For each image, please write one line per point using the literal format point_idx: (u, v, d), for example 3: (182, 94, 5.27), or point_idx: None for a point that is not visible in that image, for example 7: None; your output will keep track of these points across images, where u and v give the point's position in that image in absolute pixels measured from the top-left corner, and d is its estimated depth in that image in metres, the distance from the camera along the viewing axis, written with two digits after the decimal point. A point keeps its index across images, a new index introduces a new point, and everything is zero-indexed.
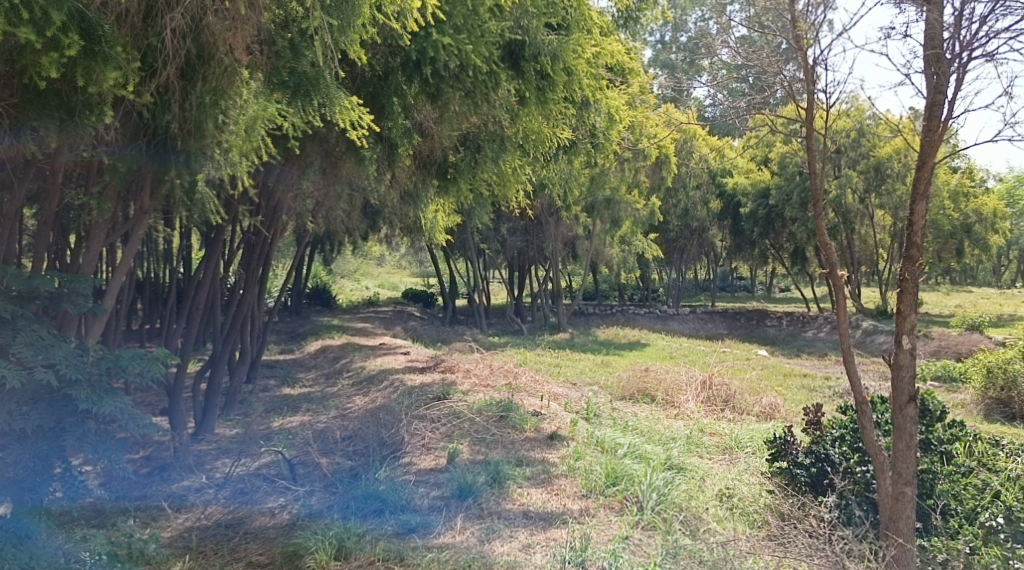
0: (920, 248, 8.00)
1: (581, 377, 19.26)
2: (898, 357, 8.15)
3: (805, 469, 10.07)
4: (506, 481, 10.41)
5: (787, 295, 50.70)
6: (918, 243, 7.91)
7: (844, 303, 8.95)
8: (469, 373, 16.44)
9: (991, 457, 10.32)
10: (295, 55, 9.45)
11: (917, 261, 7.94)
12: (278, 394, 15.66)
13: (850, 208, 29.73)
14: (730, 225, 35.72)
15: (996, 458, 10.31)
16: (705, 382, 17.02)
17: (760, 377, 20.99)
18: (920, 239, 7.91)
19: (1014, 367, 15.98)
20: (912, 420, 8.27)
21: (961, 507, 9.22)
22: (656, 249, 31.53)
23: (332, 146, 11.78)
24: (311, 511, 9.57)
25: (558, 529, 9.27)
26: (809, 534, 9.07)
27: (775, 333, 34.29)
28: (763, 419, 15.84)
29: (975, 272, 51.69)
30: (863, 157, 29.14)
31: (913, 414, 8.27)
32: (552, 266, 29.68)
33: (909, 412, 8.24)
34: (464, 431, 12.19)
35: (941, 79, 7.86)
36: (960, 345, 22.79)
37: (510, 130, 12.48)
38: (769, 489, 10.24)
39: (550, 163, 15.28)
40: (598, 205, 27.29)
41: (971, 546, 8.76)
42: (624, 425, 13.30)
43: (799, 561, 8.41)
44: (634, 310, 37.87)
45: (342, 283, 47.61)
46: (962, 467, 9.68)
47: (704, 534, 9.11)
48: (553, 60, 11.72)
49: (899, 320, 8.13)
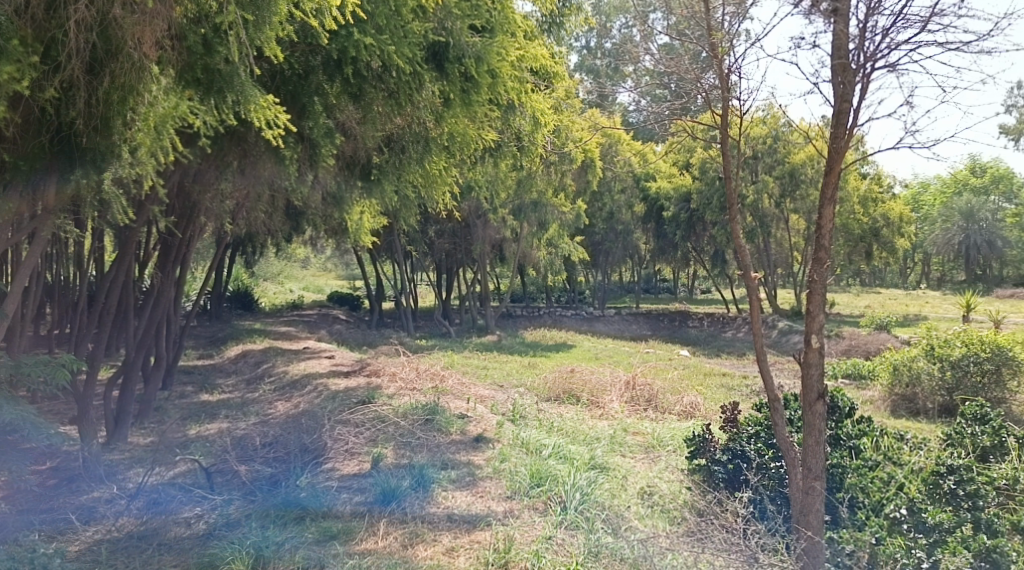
0: (828, 250, 8.41)
1: (508, 379, 19.50)
2: (806, 356, 8.54)
3: (723, 466, 10.49)
4: (431, 486, 10.64)
5: (708, 297, 51.72)
6: (825, 246, 8.32)
7: (756, 301, 9.34)
8: (394, 377, 16.58)
9: (896, 451, 10.83)
10: (208, 50, 9.58)
11: (825, 263, 8.37)
12: (197, 402, 15.62)
13: (766, 212, 30.76)
14: (654, 228, 36.30)
15: (900, 452, 10.80)
16: (629, 382, 17.45)
17: (680, 377, 21.52)
18: (827, 242, 8.32)
19: (917, 365, 16.56)
20: (821, 416, 8.65)
21: (867, 499, 9.44)
22: (582, 252, 31.98)
23: (253, 149, 11.87)
24: (229, 520, 9.66)
25: (482, 530, 9.54)
26: (727, 531, 9.42)
27: (697, 333, 34.99)
28: (684, 418, 16.26)
29: (883, 274, 53.13)
30: (779, 162, 29.89)
31: (822, 411, 8.66)
32: (480, 268, 29.96)
33: (818, 409, 8.62)
34: (389, 435, 12.38)
35: (846, 88, 8.28)
36: (868, 344, 23.59)
37: (434, 132, 12.60)
38: (686, 487, 10.63)
39: (476, 164, 15.48)
40: (525, 208, 27.66)
41: (877, 537, 8.89)
42: (549, 426, 13.61)
43: (715, 557, 8.75)
44: (561, 312, 38.32)
45: (265, 286, 47.29)
46: (869, 461, 10.13)
47: (625, 530, 9.33)
48: (477, 62, 11.94)
49: (808, 319, 8.53)
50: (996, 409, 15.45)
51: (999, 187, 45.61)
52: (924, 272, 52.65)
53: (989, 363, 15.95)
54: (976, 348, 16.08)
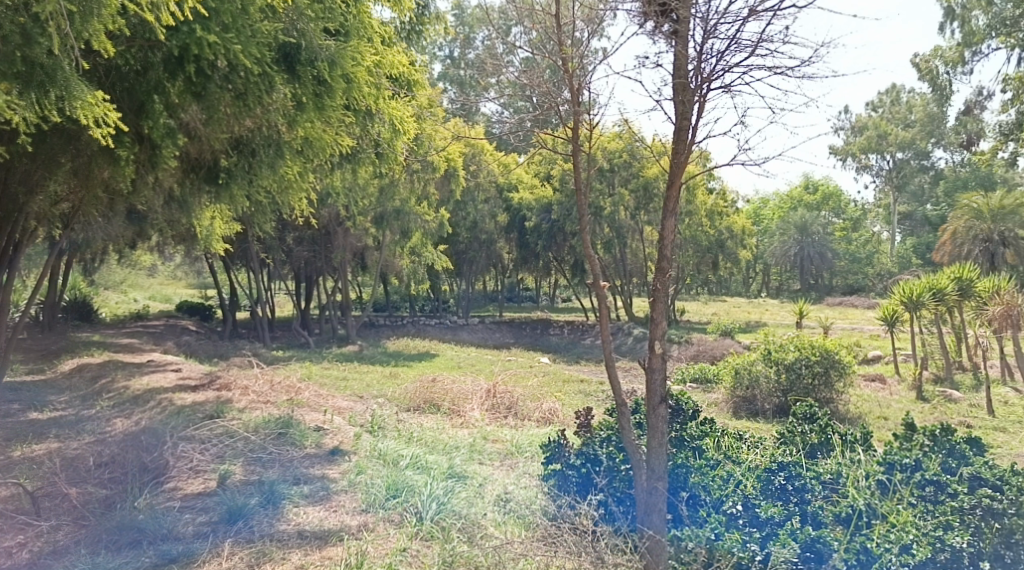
0: (670, 260, 9.08)
1: (370, 390, 19.72)
2: (650, 362, 9.17)
3: (575, 470, 10.65)
4: (281, 501, 10.86)
5: (569, 305, 52.89)
6: (667, 257, 8.97)
7: (605, 315, 9.95)
8: (246, 391, 16.59)
9: (737, 450, 10.92)
10: (29, 41, 9.52)
11: (666, 273, 9.01)
12: (26, 420, 15.29)
13: (623, 223, 31.82)
14: (517, 238, 36.98)
15: (740, 450, 10.89)
16: (490, 390, 17.90)
17: (541, 384, 22.09)
18: (669, 253, 8.98)
19: (756, 368, 17.19)
20: (664, 419, 9.29)
21: (708, 497, 9.75)
22: (445, 261, 32.39)
23: (82, 147, 11.81)
24: (57, 547, 9.89)
25: (334, 546, 9.81)
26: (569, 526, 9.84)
27: (558, 341, 35.82)
28: (543, 424, 16.78)
29: (726, 284, 55.00)
30: (635, 176, 30.90)
31: (664, 414, 9.31)
32: (340, 277, 30.02)
33: (661, 412, 9.27)
34: (237, 451, 12.51)
35: (685, 107, 8.93)
36: (715, 349, 24.72)
37: (286, 136, 12.78)
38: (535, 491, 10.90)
39: (335, 170, 15.68)
40: (387, 216, 27.76)
41: None
42: (408, 436, 13.91)
43: (566, 560, 9.29)
44: (425, 321, 38.67)
45: (108, 296, 45.96)
46: (712, 461, 10.41)
47: (480, 539, 9.71)
48: (330, 66, 12.14)
49: (651, 327, 9.16)
50: (825, 407, 16.43)
51: (828, 205, 52.79)
52: (765, 281, 54.75)
53: (819, 365, 17.07)
54: (808, 351, 17.23)
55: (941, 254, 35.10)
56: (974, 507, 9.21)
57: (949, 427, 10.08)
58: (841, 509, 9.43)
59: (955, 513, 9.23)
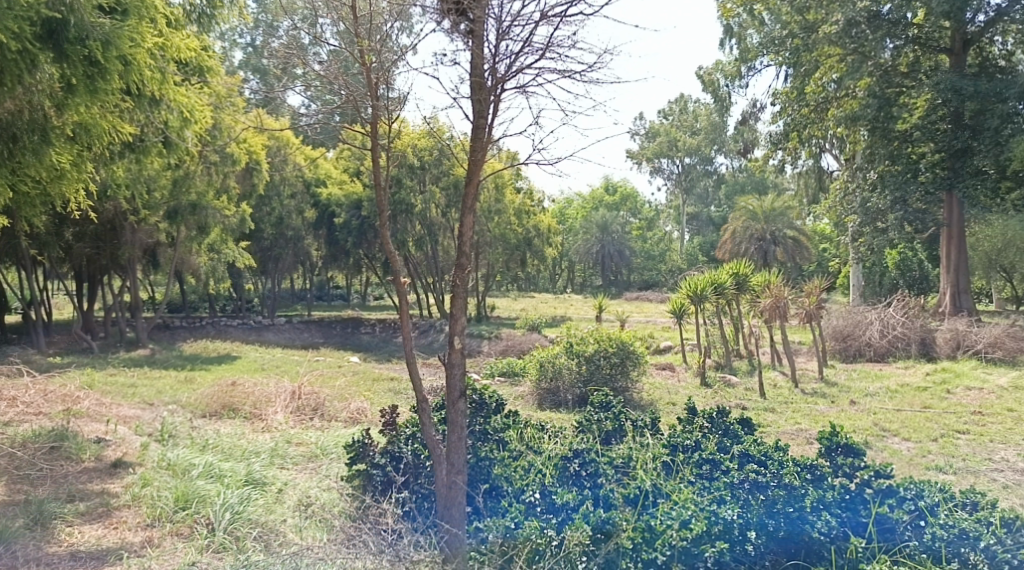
0: (468, 258, 9.51)
1: (161, 397, 19.46)
2: (451, 358, 9.45)
3: (381, 469, 10.43)
4: (51, 522, 10.69)
5: (379, 303, 52.96)
6: (467, 255, 9.48)
7: (406, 312, 10.61)
8: (15, 403, 15.97)
9: (538, 440, 11.05)
10: None
11: (465, 270, 9.44)
12: None
13: (434, 221, 32.42)
14: (325, 235, 36.78)
15: (541, 440, 11.03)
16: (294, 393, 18.13)
17: (347, 385, 22.21)
18: (468, 251, 9.49)
19: (558, 362, 18.01)
20: (463, 413, 9.55)
21: (510, 487, 9.79)
22: (247, 259, 31.93)
23: None
24: None
25: (112, 566, 9.77)
26: (374, 521, 10.03)
27: (369, 340, 35.99)
28: (350, 423, 17.25)
29: (532, 281, 56.35)
30: (445, 174, 31.52)
31: (463, 409, 9.56)
32: (133, 277, 29.16)
33: (460, 406, 9.51)
34: (6, 469, 12.23)
35: (481, 105, 9.34)
36: (522, 344, 25.79)
37: (55, 121, 11.61)
38: (343, 493, 10.72)
39: (117, 161, 14.87)
40: (183, 210, 26.40)
41: (517, 521, 9.20)
42: (202, 443, 13.85)
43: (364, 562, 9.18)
44: (227, 322, 38.05)
45: None
46: (515, 452, 10.44)
47: (277, 548, 9.83)
48: (103, 45, 11.23)
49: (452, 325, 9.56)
50: (619, 396, 17.29)
51: (626, 205, 55.44)
52: (568, 277, 56.23)
53: (615, 356, 18.07)
54: (607, 344, 18.26)
55: (722, 252, 37.05)
56: (743, 481, 9.41)
57: (725, 409, 10.86)
58: (631, 491, 9.35)
59: (728, 487, 9.37)
